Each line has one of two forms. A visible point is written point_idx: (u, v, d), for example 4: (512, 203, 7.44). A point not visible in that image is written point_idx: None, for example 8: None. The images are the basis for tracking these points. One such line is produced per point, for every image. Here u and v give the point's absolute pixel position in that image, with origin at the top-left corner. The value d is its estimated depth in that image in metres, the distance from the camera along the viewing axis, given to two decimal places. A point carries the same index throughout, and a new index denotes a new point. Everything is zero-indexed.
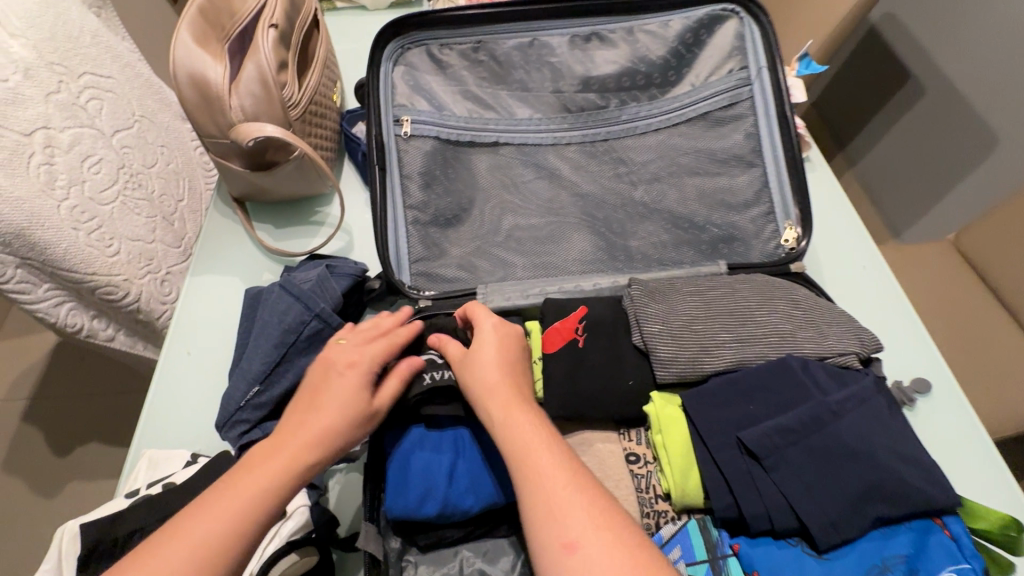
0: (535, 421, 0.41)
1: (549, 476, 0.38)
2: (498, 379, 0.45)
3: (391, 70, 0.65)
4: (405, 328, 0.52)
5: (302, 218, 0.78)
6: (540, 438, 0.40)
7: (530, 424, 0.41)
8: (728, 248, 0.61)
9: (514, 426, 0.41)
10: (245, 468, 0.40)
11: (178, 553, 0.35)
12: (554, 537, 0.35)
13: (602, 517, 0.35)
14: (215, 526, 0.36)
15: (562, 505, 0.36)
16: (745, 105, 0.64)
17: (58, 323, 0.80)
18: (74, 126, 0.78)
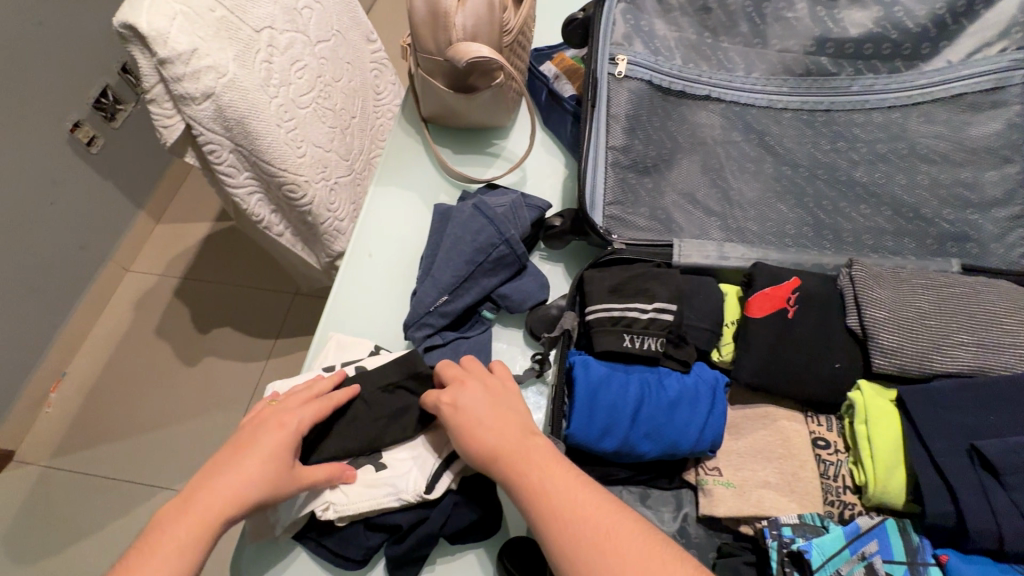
0: (500, 419, 0.45)
1: (532, 469, 0.41)
2: (488, 415, 0.45)
3: (614, 6, 0.63)
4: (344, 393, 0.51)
5: (480, 148, 0.80)
6: (529, 450, 0.43)
7: (502, 429, 0.44)
8: (959, 247, 0.55)
9: (493, 429, 0.44)
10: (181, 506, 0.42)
11: None
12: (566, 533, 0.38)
13: (590, 503, 0.39)
14: (171, 556, 0.38)
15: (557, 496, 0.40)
16: (1012, 92, 0.56)
17: (247, 210, 0.88)
18: (291, 30, 0.84)
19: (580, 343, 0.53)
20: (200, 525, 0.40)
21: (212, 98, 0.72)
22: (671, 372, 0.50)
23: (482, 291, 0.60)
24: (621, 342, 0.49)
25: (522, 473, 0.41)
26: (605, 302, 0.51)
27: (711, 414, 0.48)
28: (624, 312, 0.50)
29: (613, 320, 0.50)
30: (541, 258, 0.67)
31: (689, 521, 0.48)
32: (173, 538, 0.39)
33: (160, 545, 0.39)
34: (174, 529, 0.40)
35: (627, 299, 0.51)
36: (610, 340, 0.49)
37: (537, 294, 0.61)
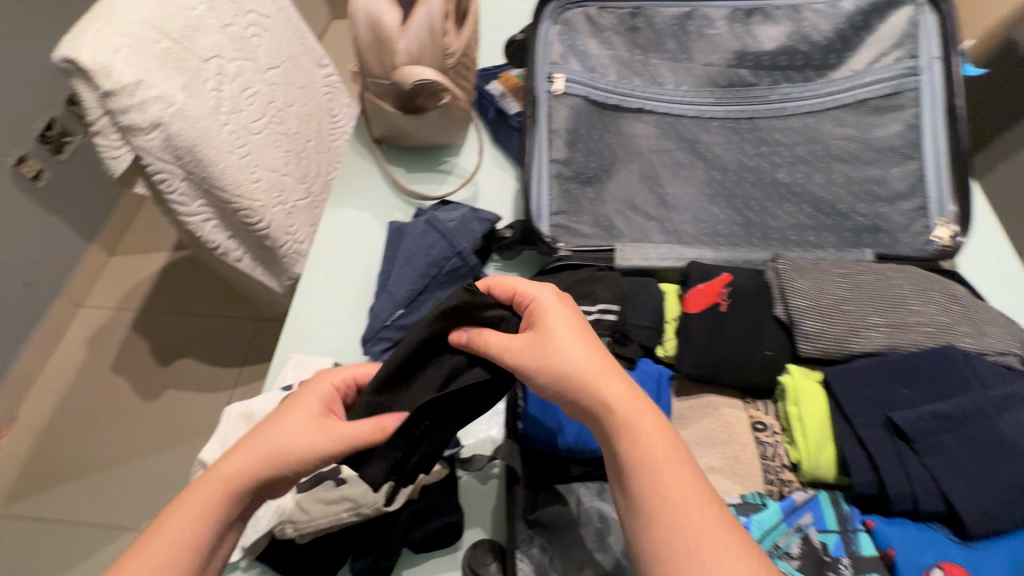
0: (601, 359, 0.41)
1: (629, 419, 0.38)
2: (587, 353, 0.40)
3: (550, 28, 0.67)
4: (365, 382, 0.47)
5: (432, 166, 0.82)
6: (633, 405, 0.38)
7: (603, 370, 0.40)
8: (872, 238, 0.60)
9: (586, 365, 0.40)
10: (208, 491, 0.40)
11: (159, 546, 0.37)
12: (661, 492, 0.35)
13: (687, 469, 0.36)
14: (195, 519, 0.38)
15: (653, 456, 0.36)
16: (909, 96, 0.62)
17: (202, 237, 0.88)
18: (240, 58, 0.84)
19: None
20: (226, 491, 0.40)
21: (160, 128, 0.72)
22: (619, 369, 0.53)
23: (438, 303, 0.61)
24: None
25: (617, 419, 0.38)
26: None
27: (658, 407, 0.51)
28: None
29: None
30: (496, 269, 0.69)
31: None
32: (199, 501, 0.39)
33: (175, 518, 0.38)
34: (197, 494, 0.39)
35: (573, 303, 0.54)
36: None
37: None
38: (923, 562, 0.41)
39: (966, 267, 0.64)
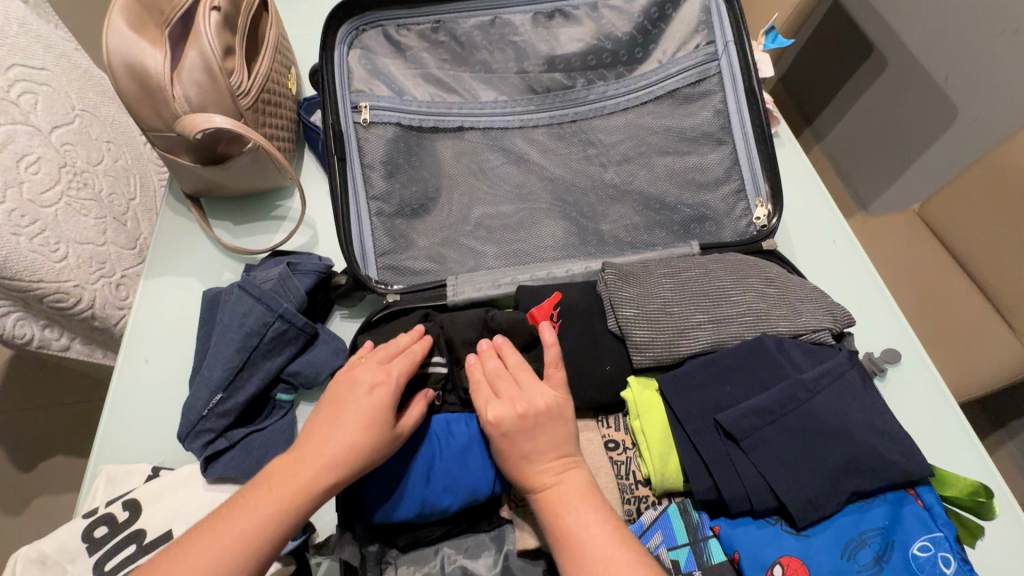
0: (551, 454, 0.42)
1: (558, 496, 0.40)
2: (540, 450, 0.42)
3: (346, 54, 0.61)
4: (422, 344, 0.48)
5: (262, 213, 0.74)
6: (575, 495, 0.40)
7: (548, 457, 0.42)
8: (700, 228, 0.60)
9: (535, 449, 0.42)
10: (268, 480, 0.40)
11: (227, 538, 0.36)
12: (572, 553, 0.37)
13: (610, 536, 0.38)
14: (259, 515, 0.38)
15: (577, 528, 0.38)
16: (712, 82, 0.63)
17: (5, 335, 0.75)
18: (7, 122, 0.72)
19: None
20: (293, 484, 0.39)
21: None
22: (457, 416, 0.50)
23: (266, 375, 0.55)
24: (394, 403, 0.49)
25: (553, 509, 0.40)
26: None
27: None
28: None
29: None
30: (340, 319, 0.64)
31: (511, 558, 0.48)
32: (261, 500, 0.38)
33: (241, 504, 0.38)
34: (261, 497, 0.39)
35: None
36: None
37: (332, 361, 0.58)
38: (764, 561, 0.40)
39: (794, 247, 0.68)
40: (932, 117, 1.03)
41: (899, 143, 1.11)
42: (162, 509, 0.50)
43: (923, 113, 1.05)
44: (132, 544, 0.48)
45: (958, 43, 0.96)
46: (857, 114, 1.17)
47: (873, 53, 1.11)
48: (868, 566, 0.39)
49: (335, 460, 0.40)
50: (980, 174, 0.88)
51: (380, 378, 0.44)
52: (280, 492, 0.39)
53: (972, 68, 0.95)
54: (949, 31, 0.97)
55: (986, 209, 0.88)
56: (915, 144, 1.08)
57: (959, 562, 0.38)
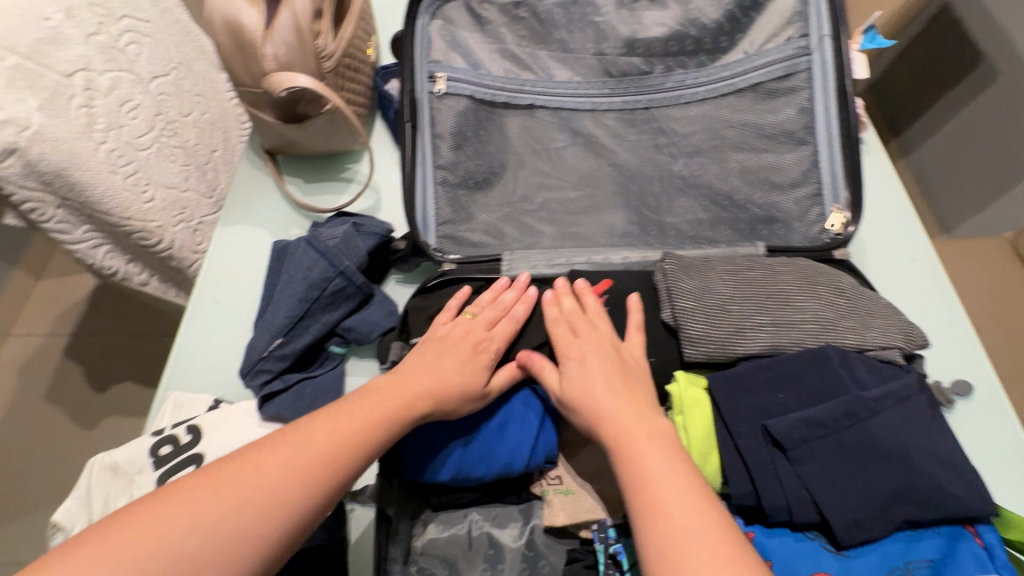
0: (627, 396, 0.44)
1: (628, 427, 0.41)
2: (608, 386, 0.44)
3: (428, 24, 0.62)
4: (524, 304, 0.52)
5: (331, 174, 0.78)
6: (645, 433, 0.41)
7: (621, 401, 0.43)
8: (769, 230, 0.58)
9: (604, 394, 0.44)
10: (362, 399, 0.44)
11: (318, 451, 0.40)
12: (645, 487, 0.38)
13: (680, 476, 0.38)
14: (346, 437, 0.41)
15: (647, 462, 0.39)
16: (801, 77, 0.60)
17: (95, 265, 0.83)
18: (114, 69, 0.78)
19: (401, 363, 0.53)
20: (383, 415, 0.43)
21: (17, 153, 0.65)
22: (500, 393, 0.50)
23: (323, 328, 0.58)
24: None
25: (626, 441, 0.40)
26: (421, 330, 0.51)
27: (543, 426, 0.49)
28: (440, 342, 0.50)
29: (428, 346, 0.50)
30: (394, 283, 0.66)
31: (537, 532, 0.48)
32: (355, 423, 0.42)
33: (335, 421, 0.42)
34: (353, 419, 0.42)
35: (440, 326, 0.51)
36: None
37: (384, 321, 0.60)
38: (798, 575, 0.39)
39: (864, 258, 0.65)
40: None
41: (998, 163, 1.02)
42: (221, 438, 0.54)
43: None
44: (190, 465, 0.52)
45: None
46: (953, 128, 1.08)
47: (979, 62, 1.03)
48: None
49: (426, 399, 0.45)
50: None
51: (483, 346, 0.49)
52: (372, 419, 0.43)
53: None
54: None
55: None
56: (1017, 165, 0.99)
57: None
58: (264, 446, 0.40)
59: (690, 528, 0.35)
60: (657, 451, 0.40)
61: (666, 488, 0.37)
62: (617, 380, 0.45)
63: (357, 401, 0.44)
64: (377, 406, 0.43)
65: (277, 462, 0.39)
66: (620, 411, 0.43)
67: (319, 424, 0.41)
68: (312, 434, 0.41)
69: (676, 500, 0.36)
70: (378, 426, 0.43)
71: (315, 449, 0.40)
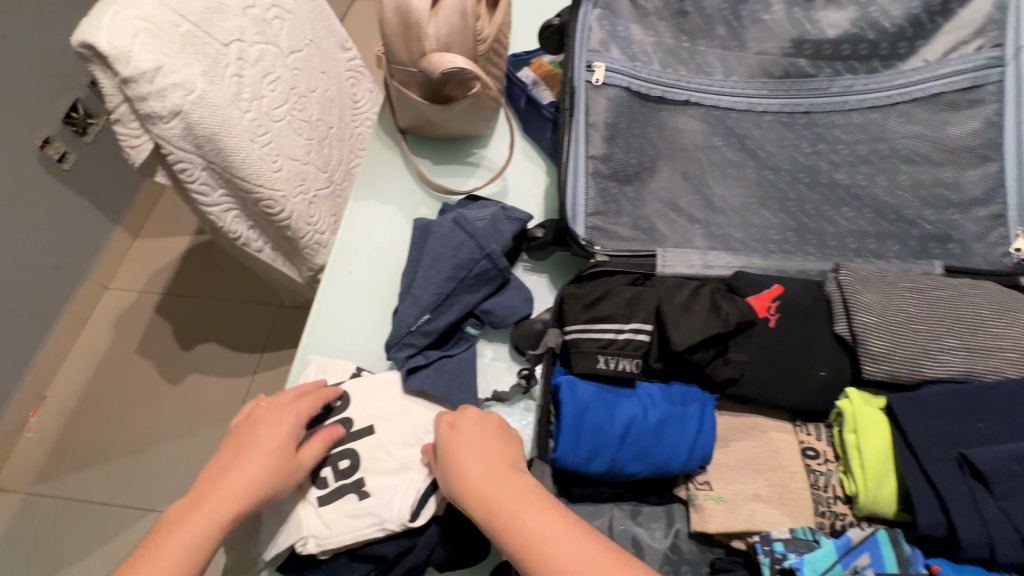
0: (516, 486, 0.41)
1: (515, 512, 0.39)
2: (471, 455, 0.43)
3: (589, 13, 0.62)
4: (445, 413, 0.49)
5: (459, 157, 0.78)
6: (556, 531, 0.38)
7: (512, 493, 0.40)
8: (943, 248, 0.55)
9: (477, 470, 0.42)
10: (230, 477, 0.44)
11: (207, 532, 0.41)
12: None
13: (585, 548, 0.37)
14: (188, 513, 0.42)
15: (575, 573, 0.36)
16: (990, 90, 0.56)
17: (223, 228, 0.86)
18: (262, 42, 0.81)
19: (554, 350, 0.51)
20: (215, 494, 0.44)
21: (180, 115, 0.69)
22: (656, 391, 0.49)
23: (465, 308, 0.59)
24: (597, 363, 0.48)
25: (539, 544, 0.37)
26: (581, 320, 0.50)
27: (699, 430, 0.47)
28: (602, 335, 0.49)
29: (588, 337, 0.49)
30: (524, 271, 0.66)
31: (681, 537, 0.48)
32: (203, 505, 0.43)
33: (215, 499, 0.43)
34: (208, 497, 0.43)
35: (602, 317, 0.49)
36: (585, 362, 0.48)
37: (521, 308, 0.60)
38: None
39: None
40: None
41: None
42: (367, 404, 0.55)
43: None
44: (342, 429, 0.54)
45: None
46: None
47: None
48: None
49: (247, 479, 0.44)
50: None
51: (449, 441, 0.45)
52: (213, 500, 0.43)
53: None
54: None
55: None
56: None
57: None
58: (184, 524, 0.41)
59: None
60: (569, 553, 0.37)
61: None
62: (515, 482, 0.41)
63: (226, 479, 0.44)
64: (231, 485, 0.44)
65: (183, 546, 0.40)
66: (519, 508, 0.39)
67: (192, 508, 0.43)
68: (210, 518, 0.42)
69: None
70: (235, 504, 0.43)
71: (192, 529, 0.41)
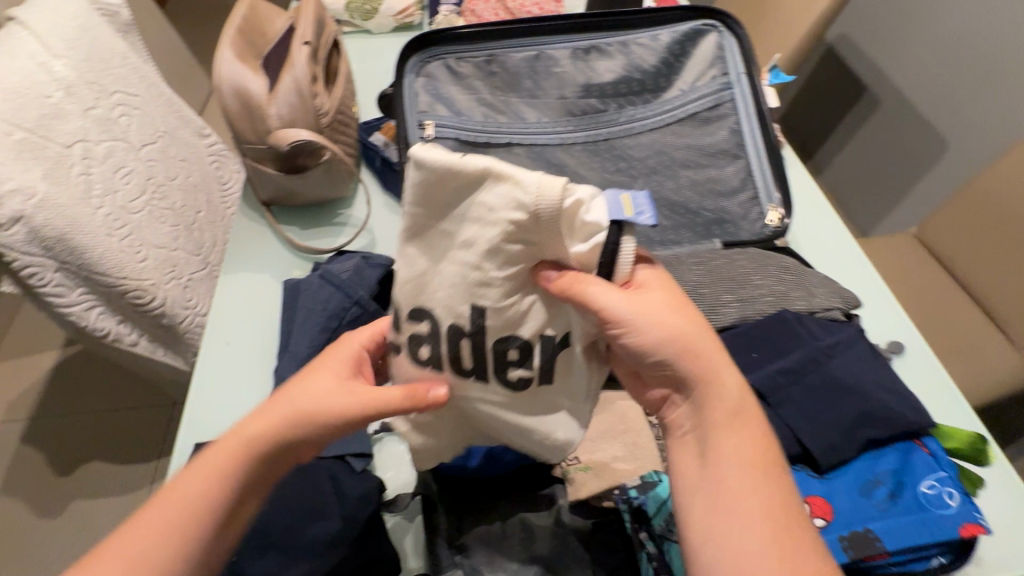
0: (686, 316, 0.40)
1: (714, 376, 0.40)
2: (668, 312, 0.39)
3: (413, 81, 0.72)
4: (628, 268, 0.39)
5: (327, 219, 0.83)
6: (731, 406, 0.40)
7: (713, 350, 0.40)
8: (720, 229, 0.69)
9: (670, 323, 0.40)
10: (222, 446, 0.41)
11: (186, 495, 0.39)
12: (717, 491, 0.37)
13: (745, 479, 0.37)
14: (180, 508, 0.39)
15: (729, 455, 0.38)
16: (727, 106, 0.73)
17: (87, 327, 0.82)
18: (109, 140, 0.83)
19: None
20: (233, 456, 0.40)
21: (22, 221, 0.68)
22: None
23: None
24: None
25: (716, 413, 0.39)
26: None
27: None
28: None
29: None
30: None
31: (563, 512, 0.52)
32: (185, 492, 0.39)
33: (210, 473, 0.40)
34: (186, 482, 0.40)
35: None
36: None
37: None
38: None
39: (789, 227, 0.82)
40: (931, 146, 1.41)
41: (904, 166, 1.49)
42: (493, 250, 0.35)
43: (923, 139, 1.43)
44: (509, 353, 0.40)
45: (930, 85, 1.38)
46: (862, 141, 1.61)
47: (868, 92, 1.57)
48: (881, 502, 0.45)
49: (299, 413, 0.42)
50: (971, 202, 1.09)
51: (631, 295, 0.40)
52: (224, 455, 0.40)
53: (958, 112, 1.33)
54: (931, 77, 1.37)
55: (971, 237, 1.10)
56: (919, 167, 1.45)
57: (964, 496, 0.44)
58: (122, 538, 0.38)
59: (762, 526, 0.36)
60: (737, 433, 0.39)
61: (729, 479, 0.37)
62: (683, 319, 0.40)
63: (211, 450, 0.41)
64: (225, 452, 0.41)
65: (152, 524, 0.38)
66: (717, 361, 0.40)
67: (188, 480, 0.40)
68: (186, 490, 0.39)
69: (749, 505, 0.37)
70: (229, 471, 0.40)
71: (178, 508, 0.39)
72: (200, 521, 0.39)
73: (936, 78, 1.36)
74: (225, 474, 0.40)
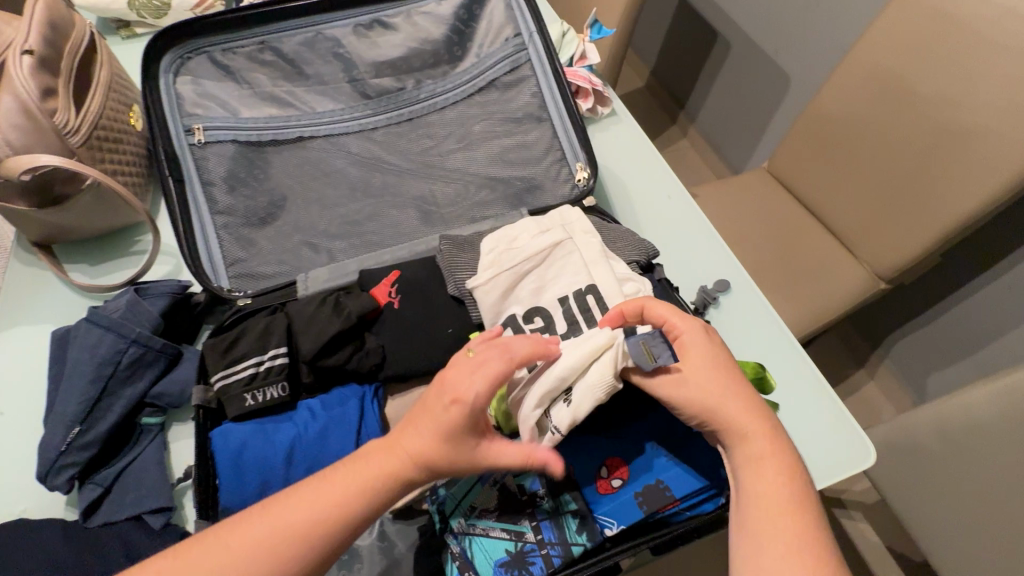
0: (723, 375, 0.43)
1: (736, 420, 0.42)
2: (710, 375, 0.43)
3: (172, 81, 0.64)
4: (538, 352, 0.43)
5: (121, 251, 0.74)
6: (760, 429, 0.41)
7: (737, 397, 0.43)
8: (532, 196, 0.66)
9: (705, 381, 0.43)
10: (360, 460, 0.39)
11: (301, 511, 0.37)
12: (756, 525, 0.38)
13: (784, 508, 0.38)
14: (308, 521, 0.36)
15: (763, 488, 0.39)
16: (525, 69, 0.71)
17: None
18: None
19: (202, 407, 0.50)
20: (354, 480, 0.38)
21: None
22: (330, 398, 0.52)
23: (129, 402, 0.55)
24: (245, 402, 0.49)
25: (746, 450, 0.41)
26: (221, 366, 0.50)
27: (363, 424, 0.51)
28: (238, 372, 0.50)
29: (231, 381, 0.50)
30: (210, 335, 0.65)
31: (386, 524, 0.50)
32: (308, 507, 0.37)
33: (309, 487, 0.38)
34: (310, 496, 0.37)
35: (239, 359, 0.50)
36: (232, 403, 0.49)
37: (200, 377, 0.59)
38: (593, 467, 0.47)
39: (620, 186, 0.83)
40: (776, 83, 1.47)
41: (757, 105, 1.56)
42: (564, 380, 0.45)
43: (769, 75, 1.49)
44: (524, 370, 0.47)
45: (765, 24, 1.43)
46: (722, 84, 1.65)
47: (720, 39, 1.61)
48: (671, 451, 0.47)
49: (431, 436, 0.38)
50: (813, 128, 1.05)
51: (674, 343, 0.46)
52: (355, 479, 0.38)
53: (792, 46, 1.39)
54: (764, 17, 1.43)
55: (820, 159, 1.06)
56: (769, 103, 1.52)
57: None
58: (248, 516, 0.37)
59: (794, 552, 0.36)
60: (766, 461, 0.40)
61: (766, 509, 0.38)
62: (722, 376, 0.43)
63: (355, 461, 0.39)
64: (376, 468, 0.38)
65: (266, 535, 0.36)
66: (738, 409, 0.42)
67: (305, 490, 0.38)
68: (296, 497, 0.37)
69: (780, 532, 0.37)
70: (353, 486, 0.37)
71: (283, 515, 0.37)
72: (312, 537, 0.36)
73: (768, 16, 1.42)
74: (364, 491, 0.37)
